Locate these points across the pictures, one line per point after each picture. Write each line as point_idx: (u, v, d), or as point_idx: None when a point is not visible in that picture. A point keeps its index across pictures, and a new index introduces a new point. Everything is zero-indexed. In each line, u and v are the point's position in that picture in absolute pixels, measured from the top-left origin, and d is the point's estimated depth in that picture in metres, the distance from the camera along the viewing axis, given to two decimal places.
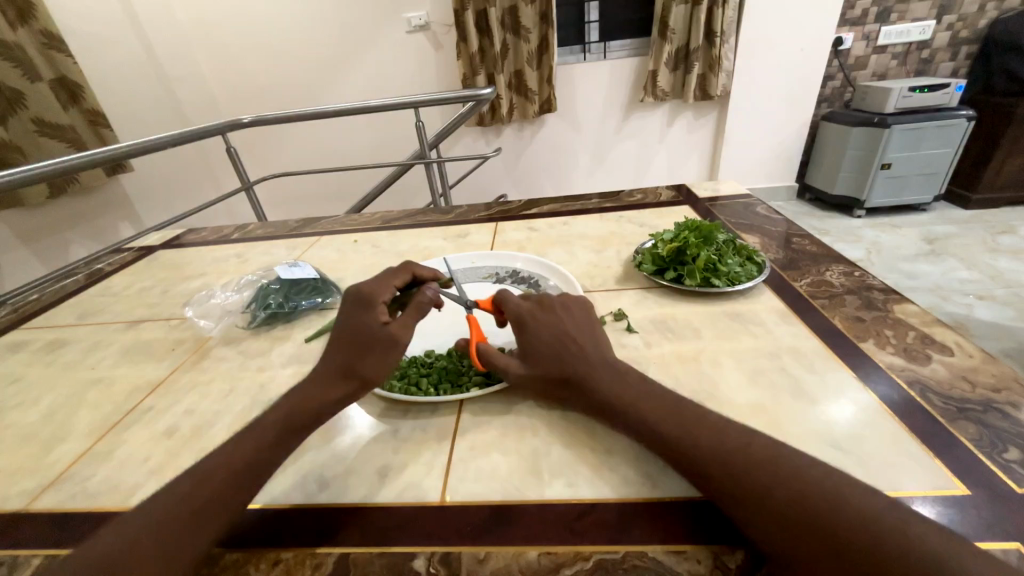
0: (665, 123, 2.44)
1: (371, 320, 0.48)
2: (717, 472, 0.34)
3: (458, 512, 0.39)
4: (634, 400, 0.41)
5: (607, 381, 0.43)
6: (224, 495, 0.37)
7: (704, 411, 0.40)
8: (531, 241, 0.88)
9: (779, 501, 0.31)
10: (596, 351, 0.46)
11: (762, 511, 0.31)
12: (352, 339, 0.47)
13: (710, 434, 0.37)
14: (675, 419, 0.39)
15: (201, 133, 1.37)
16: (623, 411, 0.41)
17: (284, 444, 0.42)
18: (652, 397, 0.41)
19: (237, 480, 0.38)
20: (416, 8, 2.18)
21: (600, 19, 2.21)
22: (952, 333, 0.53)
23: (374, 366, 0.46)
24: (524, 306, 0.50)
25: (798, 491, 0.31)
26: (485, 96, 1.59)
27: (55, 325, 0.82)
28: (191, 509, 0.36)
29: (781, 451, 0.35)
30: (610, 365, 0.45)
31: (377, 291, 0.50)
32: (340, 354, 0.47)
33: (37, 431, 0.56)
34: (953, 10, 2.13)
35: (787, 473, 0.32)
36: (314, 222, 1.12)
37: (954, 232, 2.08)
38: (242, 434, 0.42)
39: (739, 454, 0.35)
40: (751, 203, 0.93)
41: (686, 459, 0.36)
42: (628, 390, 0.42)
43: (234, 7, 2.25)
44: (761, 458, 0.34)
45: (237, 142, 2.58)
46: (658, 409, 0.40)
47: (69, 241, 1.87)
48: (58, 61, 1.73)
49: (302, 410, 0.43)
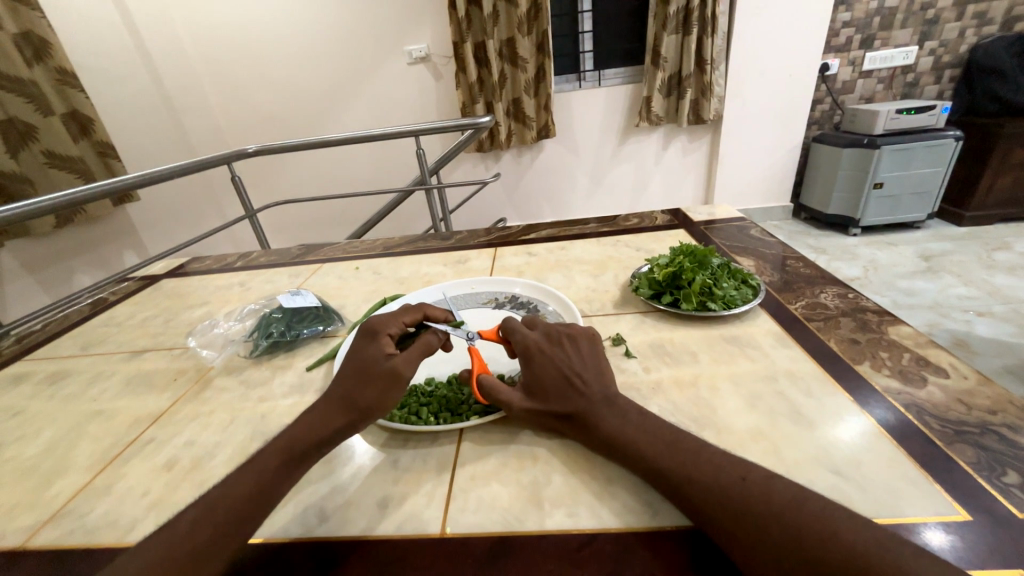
0: (660, 147, 2.49)
1: (377, 352, 0.48)
2: (711, 505, 0.35)
3: (459, 545, 0.38)
4: (631, 435, 0.42)
5: (606, 416, 0.44)
6: (223, 533, 0.37)
7: (700, 442, 0.40)
8: (530, 266, 0.90)
9: (776, 534, 0.31)
10: (599, 386, 0.46)
11: (757, 546, 0.32)
12: (357, 370, 0.47)
13: (705, 467, 0.37)
14: (672, 453, 0.39)
15: (207, 164, 1.40)
16: (621, 447, 0.42)
17: (285, 477, 0.42)
18: (649, 431, 0.42)
19: (237, 516, 0.38)
20: (417, 41, 2.27)
21: (594, 49, 2.29)
22: (946, 355, 0.53)
23: (375, 398, 0.45)
24: (531, 338, 0.50)
25: (791, 523, 0.31)
26: (483, 124, 1.63)
27: (58, 357, 0.82)
28: (191, 546, 0.36)
29: (777, 481, 0.35)
30: (610, 400, 0.45)
31: (384, 324, 0.51)
32: (344, 385, 0.47)
33: (37, 466, 0.56)
34: (934, 36, 2.21)
35: (780, 505, 0.33)
36: (316, 250, 1.14)
37: (949, 249, 2.10)
38: (244, 467, 0.42)
39: (733, 487, 0.35)
40: (745, 225, 0.95)
41: (683, 493, 0.37)
42: (626, 425, 0.43)
43: (242, 43, 2.34)
44: (755, 490, 0.34)
45: (242, 171, 2.64)
46: (654, 443, 0.41)
47: (73, 269, 1.89)
48: (71, 96, 1.79)
49: (299, 439, 0.44)
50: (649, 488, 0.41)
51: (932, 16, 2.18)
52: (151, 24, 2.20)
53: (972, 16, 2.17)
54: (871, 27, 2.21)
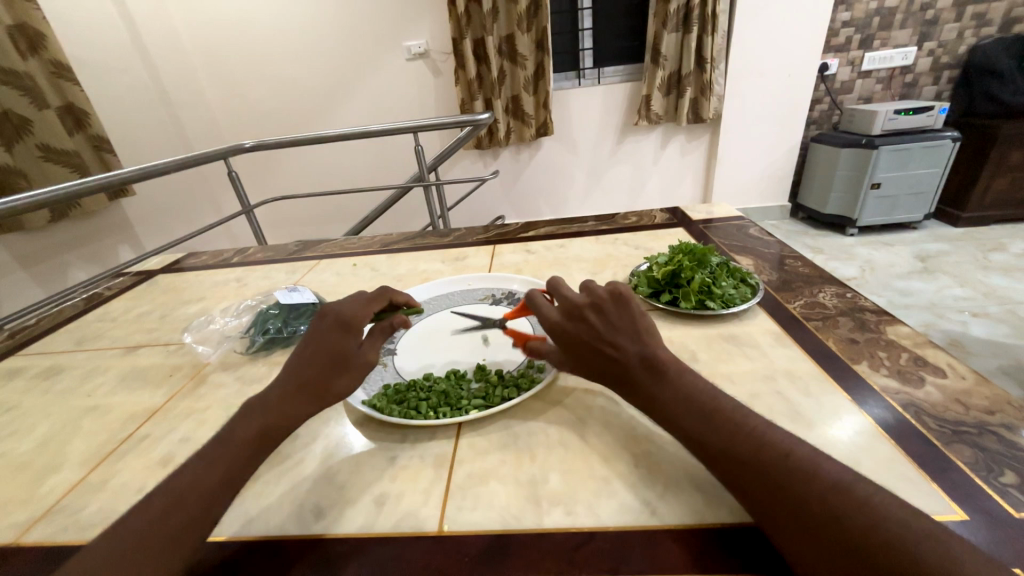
0: (658, 146, 2.49)
1: (344, 338, 0.49)
2: (753, 476, 0.35)
3: (457, 543, 0.38)
4: (672, 404, 0.41)
5: (650, 383, 0.43)
6: (194, 522, 0.36)
7: (744, 413, 0.39)
8: (528, 263, 0.89)
9: (818, 508, 0.31)
10: (636, 348, 0.44)
11: (795, 522, 0.32)
12: (324, 355, 0.48)
13: (747, 439, 0.37)
14: (714, 423, 0.38)
15: (204, 158, 1.39)
16: (663, 414, 0.41)
17: (251, 464, 0.42)
18: (691, 400, 0.41)
19: (206, 504, 0.38)
20: (416, 37, 2.26)
21: (593, 47, 2.28)
22: (944, 355, 0.53)
23: (343, 382, 0.47)
24: (568, 297, 0.50)
25: (832, 503, 0.31)
26: (482, 121, 1.62)
27: (52, 351, 0.82)
28: (162, 533, 0.35)
29: (824, 460, 0.34)
30: (653, 364, 0.43)
31: (348, 308, 0.51)
32: (310, 370, 0.47)
33: (31, 461, 0.55)
34: (933, 37, 2.22)
35: (824, 485, 0.32)
36: (313, 246, 1.13)
37: (946, 250, 2.11)
38: (206, 454, 0.41)
39: (776, 461, 0.34)
40: (744, 224, 0.95)
41: (722, 461, 0.37)
42: (670, 393, 0.42)
43: (239, 37, 2.32)
44: (797, 467, 0.34)
45: (239, 166, 2.62)
46: (697, 412, 0.40)
47: (68, 264, 1.87)
48: (66, 89, 1.77)
49: (269, 425, 0.44)
50: (647, 488, 0.41)
51: (931, 17, 2.18)
52: (147, 17, 2.18)
53: (971, 18, 2.17)
54: (870, 28, 2.22)
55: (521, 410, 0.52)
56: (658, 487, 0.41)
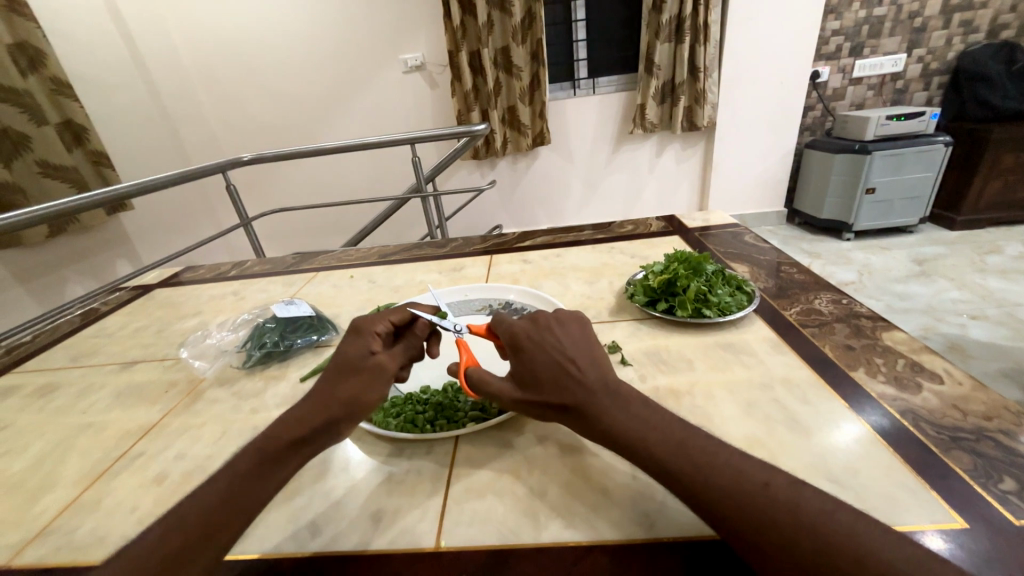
0: (654, 153, 2.51)
1: (361, 346, 0.47)
2: (735, 513, 0.33)
3: (455, 559, 0.38)
4: (641, 434, 0.39)
5: (612, 412, 0.40)
6: (194, 542, 0.36)
7: (713, 440, 0.38)
8: (525, 273, 0.90)
9: (804, 546, 0.30)
10: (596, 373, 0.42)
11: (783, 558, 0.31)
12: (341, 366, 0.46)
13: (722, 472, 0.35)
14: (685, 454, 0.37)
15: (201, 172, 1.39)
16: (627, 444, 0.39)
17: (262, 480, 0.40)
18: (658, 428, 0.39)
19: (209, 523, 0.37)
20: (412, 50, 2.29)
21: (588, 57, 2.31)
22: (941, 360, 0.53)
23: (358, 393, 0.44)
24: (517, 324, 0.47)
25: (821, 539, 0.30)
26: (479, 133, 1.63)
27: (48, 368, 0.81)
28: (161, 555, 0.35)
29: (804, 489, 0.33)
30: (614, 391, 0.42)
31: (370, 322, 0.49)
32: (327, 379, 0.46)
33: (24, 481, 0.55)
34: (921, 44, 2.25)
35: (808, 518, 0.31)
36: (310, 258, 1.13)
37: (942, 253, 2.12)
38: (220, 473, 0.41)
39: (757, 493, 0.33)
40: (739, 232, 0.96)
41: (699, 497, 0.35)
42: (633, 421, 0.40)
43: (238, 51, 2.34)
44: (780, 499, 0.33)
45: (237, 179, 2.63)
46: (667, 443, 0.38)
47: (66, 279, 1.87)
48: (65, 105, 1.79)
49: (274, 438, 0.42)
50: (646, 498, 0.41)
51: (920, 24, 2.22)
52: (146, 32, 2.21)
53: (958, 25, 2.21)
54: (860, 35, 2.25)
55: (518, 421, 0.52)
56: (657, 499, 0.41)
